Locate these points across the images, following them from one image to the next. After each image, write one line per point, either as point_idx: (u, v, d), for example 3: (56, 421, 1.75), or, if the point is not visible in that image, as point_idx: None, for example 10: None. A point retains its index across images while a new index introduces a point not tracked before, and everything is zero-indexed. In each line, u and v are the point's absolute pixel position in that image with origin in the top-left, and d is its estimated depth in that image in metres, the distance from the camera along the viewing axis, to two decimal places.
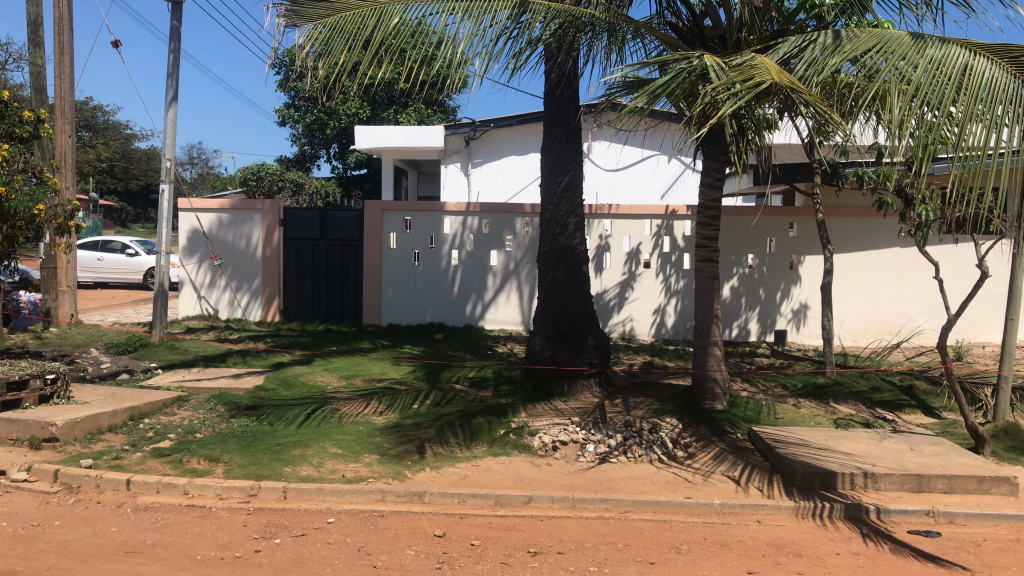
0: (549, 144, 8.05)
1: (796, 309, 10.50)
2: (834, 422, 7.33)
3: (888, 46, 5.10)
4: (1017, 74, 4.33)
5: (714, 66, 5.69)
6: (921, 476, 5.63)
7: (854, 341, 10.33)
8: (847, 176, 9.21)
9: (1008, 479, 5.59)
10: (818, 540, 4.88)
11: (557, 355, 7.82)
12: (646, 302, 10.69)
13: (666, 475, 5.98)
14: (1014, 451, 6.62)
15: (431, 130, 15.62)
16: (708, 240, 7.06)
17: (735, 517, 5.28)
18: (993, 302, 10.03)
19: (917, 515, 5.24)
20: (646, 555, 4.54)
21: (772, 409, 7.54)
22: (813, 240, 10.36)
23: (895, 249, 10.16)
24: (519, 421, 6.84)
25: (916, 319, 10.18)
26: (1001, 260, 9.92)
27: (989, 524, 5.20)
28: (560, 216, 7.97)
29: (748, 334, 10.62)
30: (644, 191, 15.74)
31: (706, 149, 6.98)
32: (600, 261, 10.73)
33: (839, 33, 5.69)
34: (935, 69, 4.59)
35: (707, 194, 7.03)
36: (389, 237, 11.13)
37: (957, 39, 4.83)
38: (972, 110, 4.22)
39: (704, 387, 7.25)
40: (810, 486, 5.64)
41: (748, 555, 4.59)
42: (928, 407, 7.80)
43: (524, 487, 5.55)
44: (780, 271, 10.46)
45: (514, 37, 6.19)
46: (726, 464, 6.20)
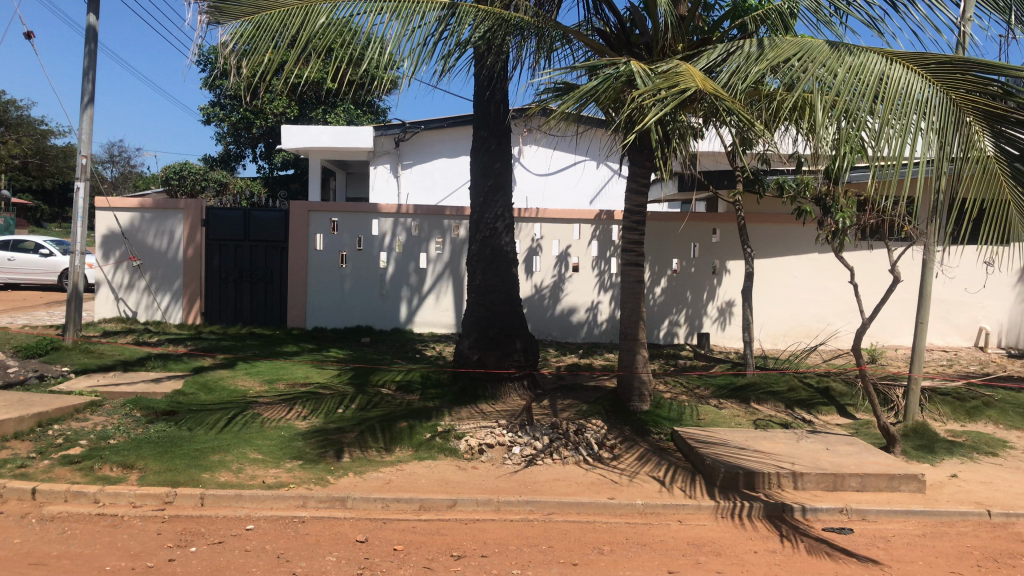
0: (478, 147, 8.05)
1: (721, 309, 10.71)
2: (754, 423, 7.50)
3: (806, 55, 5.27)
4: (930, 80, 4.58)
5: (640, 72, 5.80)
6: (836, 475, 5.80)
7: (774, 343, 10.57)
8: (768, 183, 9.46)
9: (916, 477, 5.82)
10: (736, 539, 4.98)
11: (485, 359, 7.81)
12: (577, 302, 10.78)
13: (591, 477, 6.03)
14: (922, 450, 6.88)
15: (360, 131, 15.44)
16: (633, 244, 7.18)
17: (658, 518, 5.35)
18: (904, 306, 10.42)
19: (831, 512, 5.40)
20: (568, 556, 4.56)
21: (694, 410, 7.69)
22: (735, 246, 10.60)
23: (813, 254, 10.45)
24: (445, 425, 6.81)
25: (833, 322, 10.50)
26: (912, 267, 10.31)
27: (898, 520, 5.39)
28: (488, 218, 7.99)
29: (674, 337, 10.78)
30: (573, 196, 15.91)
31: (632, 155, 7.07)
32: (530, 264, 10.75)
33: (761, 42, 5.86)
34: (854, 78, 4.77)
35: (632, 200, 7.14)
36: (315, 238, 10.97)
37: (872, 48, 5.05)
38: (889, 120, 4.44)
39: (631, 388, 7.35)
40: (730, 485, 5.75)
41: (669, 555, 4.66)
42: (842, 408, 8.06)
43: (449, 491, 5.52)
44: (704, 275, 10.66)
45: (442, 39, 6.17)
46: (650, 465, 6.29)
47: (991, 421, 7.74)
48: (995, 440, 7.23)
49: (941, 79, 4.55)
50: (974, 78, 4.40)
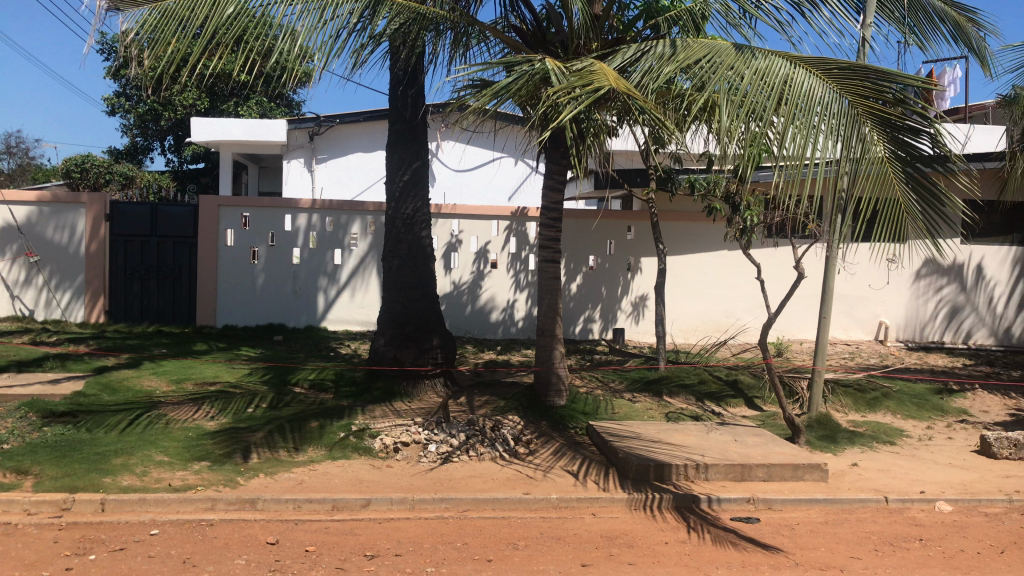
0: (394, 142, 7.97)
1: (634, 304, 10.90)
2: (666, 416, 7.65)
3: (715, 56, 5.38)
4: (831, 85, 4.77)
5: (554, 70, 5.84)
6: (743, 466, 5.96)
7: (686, 338, 10.79)
8: (680, 182, 9.66)
9: (819, 466, 6.04)
10: (648, 531, 5.06)
11: (401, 356, 7.74)
12: (494, 299, 10.79)
13: (506, 472, 6.05)
14: (825, 439, 7.13)
15: (273, 124, 15.11)
16: (550, 241, 7.23)
17: (572, 512, 5.40)
18: (809, 301, 10.79)
19: (739, 502, 5.55)
20: (483, 552, 4.56)
21: (609, 404, 7.79)
22: (649, 242, 10.80)
23: (722, 251, 10.73)
24: (359, 423, 6.73)
25: (741, 318, 10.81)
26: (815, 263, 10.69)
27: (802, 508, 5.58)
28: (405, 213, 7.92)
29: (590, 332, 10.90)
30: (490, 192, 15.92)
31: (548, 152, 7.12)
32: (448, 260, 10.70)
33: (672, 43, 5.97)
34: (760, 79, 4.91)
35: (549, 196, 7.19)
36: (225, 234, 10.69)
37: (777, 52, 5.20)
38: (792, 121, 4.59)
39: (548, 383, 7.40)
40: (643, 477, 5.84)
41: (582, 548, 4.71)
42: (750, 400, 8.30)
43: (363, 490, 5.45)
44: (618, 271, 10.81)
45: (356, 32, 6.08)
46: (565, 459, 6.35)
47: (889, 411, 8.09)
48: (893, 429, 7.55)
49: (841, 84, 4.75)
50: (873, 85, 4.65)
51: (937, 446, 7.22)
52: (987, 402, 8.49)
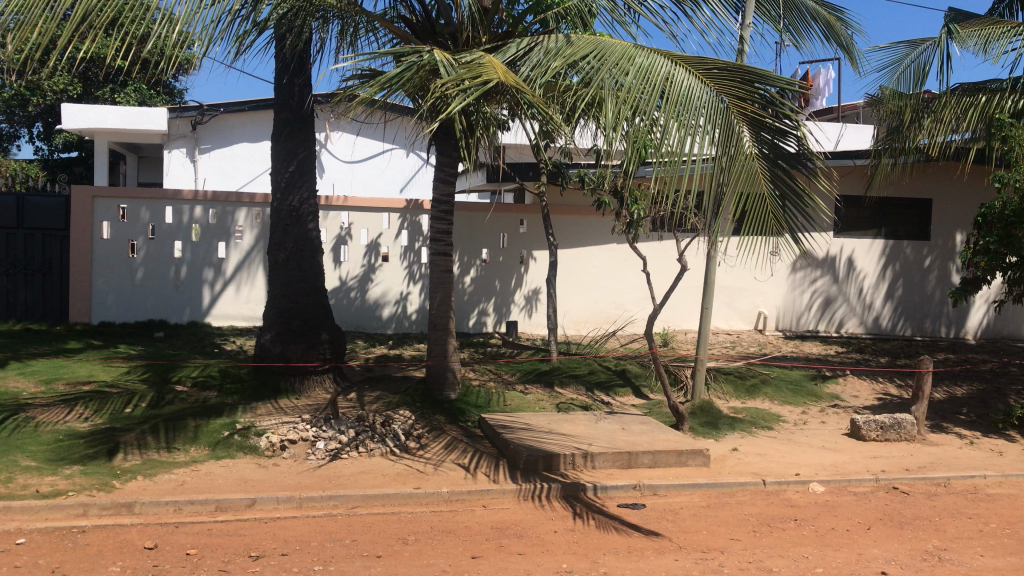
0: (279, 132, 7.77)
1: (527, 297, 10.98)
2: (557, 407, 7.76)
3: (601, 52, 5.45)
4: (709, 85, 4.92)
5: (443, 61, 5.81)
6: (630, 453, 6.11)
7: (577, 330, 10.95)
8: (570, 176, 9.78)
9: (701, 452, 6.26)
10: (538, 520, 5.12)
11: (288, 352, 7.58)
12: (386, 292, 10.68)
13: (397, 467, 6.01)
14: (708, 425, 7.39)
15: (154, 112, 14.49)
16: (441, 234, 7.21)
17: (462, 504, 5.41)
18: (693, 293, 11.14)
19: (625, 489, 5.69)
20: (372, 549, 4.52)
21: (500, 396, 7.84)
22: (540, 236, 10.91)
23: (611, 245, 10.95)
24: (244, 422, 6.53)
25: (629, 309, 11.06)
26: (698, 256, 11.05)
27: (685, 493, 5.76)
28: (291, 204, 7.75)
29: (483, 326, 10.91)
30: (381, 184, 15.73)
31: (439, 144, 7.09)
32: (337, 253, 10.52)
33: (559, 39, 6.01)
34: (643, 76, 5.00)
35: (440, 189, 7.16)
36: (100, 226, 10.18)
37: (660, 50, 5.31)
38: (672, 119, 4.70)
39: (440, 377, 7.38)
40: (533, 468, 5.90)
41: (472, 540, 4.72)
42: (637, 389, 8.52)
43: (248, 490, 5.31)
44: (511, 264, 10.88)
45: (239, 19, 5.89)
46: (457, 452, 6.35)
47: (768, 397, 8.45)
48: (770, 415, 7.89)
49: (718, 84, 4.91)
50: (751, 89, 4.85)
51: (811, 430, 7.58)
52: (857, 387, 8.98)
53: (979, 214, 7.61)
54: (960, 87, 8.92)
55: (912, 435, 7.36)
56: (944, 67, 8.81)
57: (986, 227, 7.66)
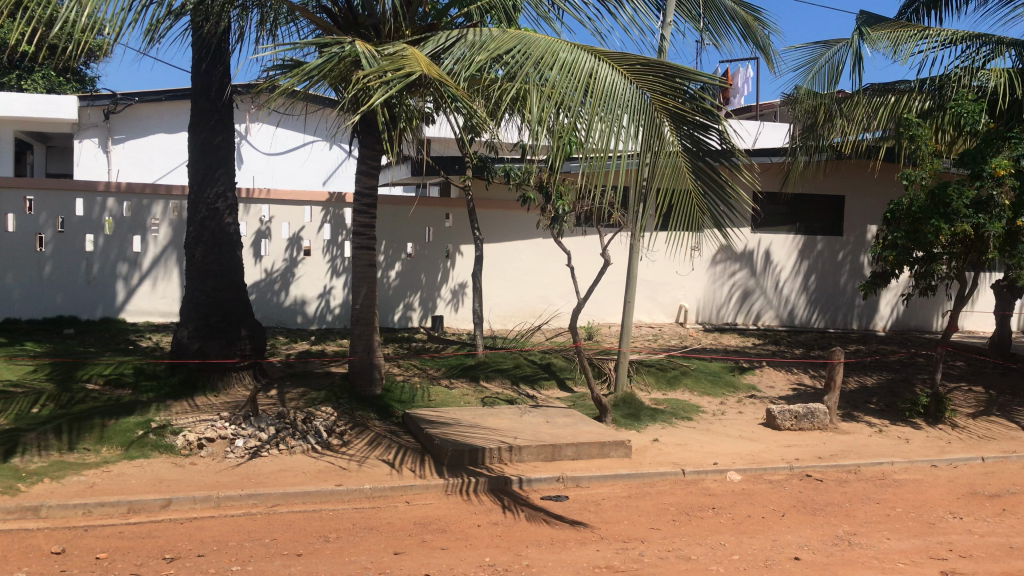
0: (197, 122, 7.54)
1: (453, 292, 10.97)
2: (481, 401, 7.76)
3: (524, 45, 5.42)
4: (632, 81, 4.95)
5: (365, 53, 5.71)
6: (553, 446, 6.16)
7: (503, 324, 10.95)
8: (495, 170, 9.77)
9: (623, 443, 6.35)
10: (462, 514, 5.11)
11: (206, 348, 7.35)
12: (308, 286, 10.51)
13: (319, 465, 5.92)
14: (630, 417, 7.49)
15: (63, 101, 13.98)
16: (364, 228, 7.12)
17: (385, 501, 5.37)
18: (616, 286, 11.28)
19: (549, 481, 5.72)
20: (292, 547, 4.44)
21: (425, 391, 7.79)
22: (466, 230, 10.91)
23: (536, 239, 10.99)
24: (159, 420, 6.33)
25: (554, 303, 11.16)
26: (621, 250, 11.20)
27: (607, 484, 5.83)
28: (209, 196, 7.55)
29: (409, 320, 10.82)
30: (303, 177, 15.49)
31: (361, 137, 7.00)
32: (258, 247, 10.29)
33: (483, 31, 5.96)
34: (567, 70, 4.99)
35: (362, 182, 7.06)
36: (5, 218, 9.72)
37: (583, 45, 5.31)
38: (597, 114, 4.72)
39: (364, 374, 7.30)
40: (458, 462, 5.88)
41: (395, 536, 4.69)
42: (562, 382, 8.60)
43: (163, 490, 5.16)
44: (437, 258, 10.83)
45: (152, 6, 5.70)
46: (380, 448, 6.29)
47: (687, 387, 8.62)
48: (690, 406, 8.05)
49: (641, 80, 4.95)
50: (673, 83, 4.88)
51: (729, 419, 7.76)
52: (773, 377, 9.23)
53: (888, 210, 7.90)
54: (871, 88, 9.24)
55: (824, 424, 7.60)
56: (857, 67, 9.08)
57: (894, 223, 7.96)
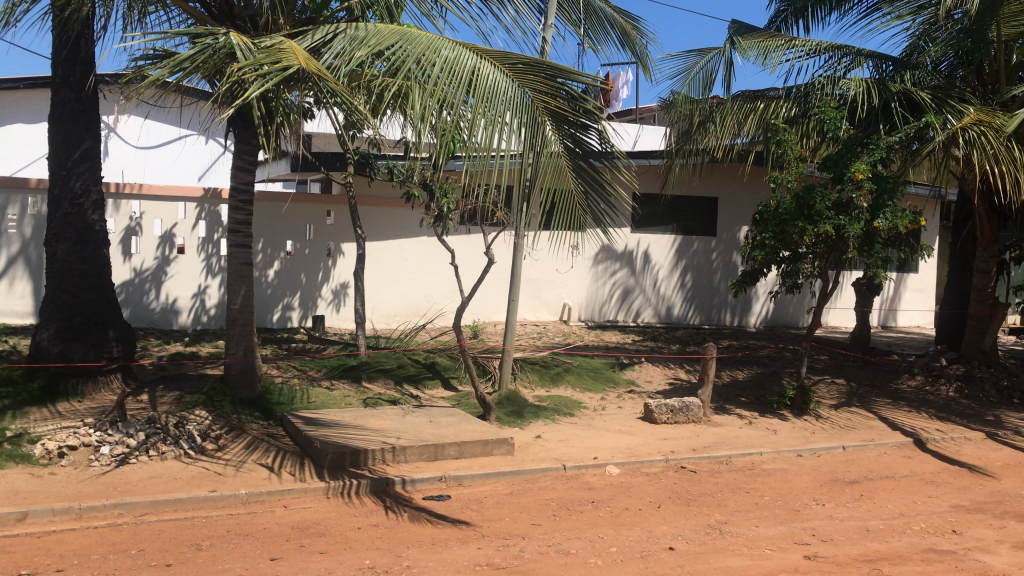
0: (58, 113, 7.11)
1: (335, 292, 10.79)
2: (364, 401, 7.65)
3: (405, 41, 5.35)
4: (513, 79, 4.98)
5: (240, 45, 5.53)
6: (436, 446, 6.14)
7: (387, 324, 10.83)
8: (378, 167, 9.65)
9: (506, 441, 6.39)
10: (342, 517, 5.03)
11: (69, 352, 6.94)
12: (182, 286, 10.10)
13: (192, 471, 5.69)
14: (513, 415, 7.54)
15: None
16: (241, 225, 6.90)
17: (261, 506, 5.21)
18: (499, 285, 11.36)
19: (431, 481, 5.70)
20: (161, 557, 4.26)
21: (305, 393, 7.62)
22: (347, 228, 10.76)
23: (419, 237, 10.93)
24: (16, 429, 5.94)
25: (439, 302, 11.14)
26: (504, 249, 11.28)
27: (489, 482, 5.85)
28: (72, 191, 7.14)
29: (288, 321, 10.55)
30: (176, 172, 14.96)
31: (237, 131, 6.78)
32: (127, 244, 9.80)
33: (363, 26, 5.85)
34: (448, 68, 4.96)
35: (238, 177, 6.84)
36: None
37: (465, 43, 5.28)
38: (480, 112, 4.72)
39: (241, 376, 7.07)
40: (339, 465, 5.77)
41: (271, 542, 4.56)
42: (446, 381, 8.58)
43: (19, 502, 4.85)
44: (318, 257, 10.62)
45: None
46: (258, 452, 6.11)
47: (569, 384, 8.75)
48: (572, 402, 8.18)
49: (523, 79, 4.99)
50: (553, 84, 4.94)
51: (609, 415, 7.93)
52: (651, 373, 9.50)
53: (757, 212, 8.24)
54: (741, 95, 9.64)
55: (699, 417, 7.86)
56: (728, 75, 9.44)
57: (763, 224, 8.30)
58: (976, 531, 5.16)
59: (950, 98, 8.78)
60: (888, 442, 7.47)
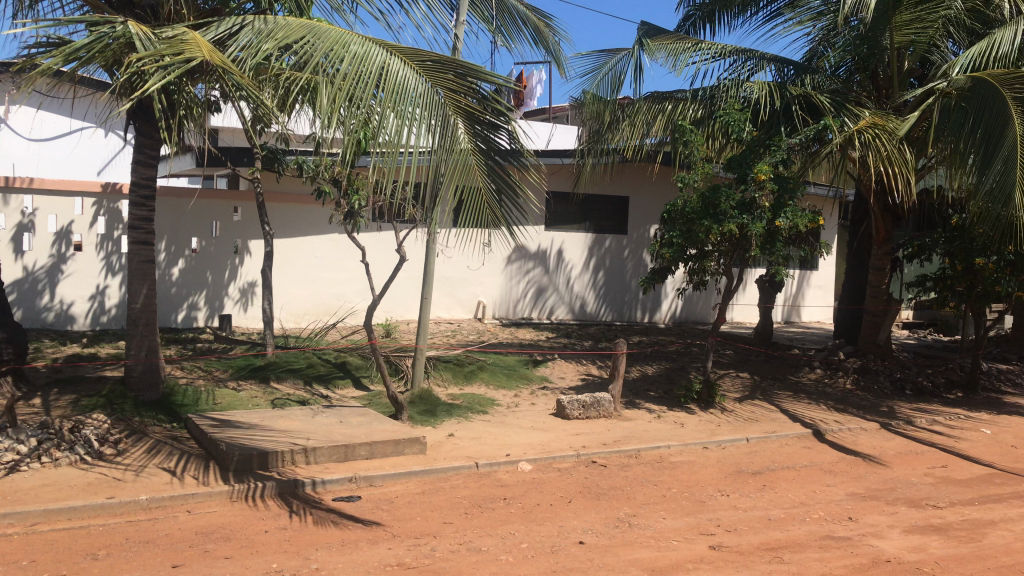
0: None
1: (243, 290, 10.53)
2: (272, 402, 7.49)
3: (312, 34, 5.24)
4: (423, 77, 4.96)
5: (139, 35, 5.32)
6: (346, 446, 6.05)
7: (296, 323, 10.63)
8: (287, 162, 9.45)
9: (417, 439, 6.35)
10: (248, 521, 4.91)
11: None
12: (79, 285, 9.72)
13: (88, 477, 5.46)
14: (426, 413, 7.50)
15: None
16: (142, 221, 6.66)
17: (163, 511, 5.05)
18: (411, 283, 11.30)
19: (341, 482, 5.62)
20: (54, 569, 4.07)
21: (210, 394, 7.41)
22: (255, 224, 10.52)
23: (329, 234, 10.76)
24: None
25: (350, 300, 11.00)
26: (416, 246, 11.22)
27: (400, 482, 5.81)
28: None
29: (193, 321, 10.23)
30: (72, 167, 14.41)
31: (137, 123, 6.55)
32: (18, 242, 9.28)
33: (269, 19, 5.69)
34: (357, 64, 4.88)
35: (138, 172, 6.60)
36: None
37: (373, 39, 5.20)
38: (390, 108, 4.69)
39: (143, 377, 6.82)
40: (245, 468, 5.63)
41: (173, 548, 4.42)
42: (357, 381, 8.48)
43: None
44: (224, 254, 10.34)
45: None
46: (160, 456, 5.91)
47: (483, 382, 8.76)
48: (485, 400, 8.18)
49: (433, 76, 4.97)
50: (464, 82, 4.94)
51: (522, 412, 7.97)
52: (564, 369, 9.59)
53: (665, 211, 8.39)
54: (650, 95, 9.84)
55: (610, 412, 7.98)
56: (637, 76, 9.61)
57: (670, 222, 8.47)
58: (870, 517, 5.39)
59: (847, 102, 9.13)
60: (789, 433, 7.74)
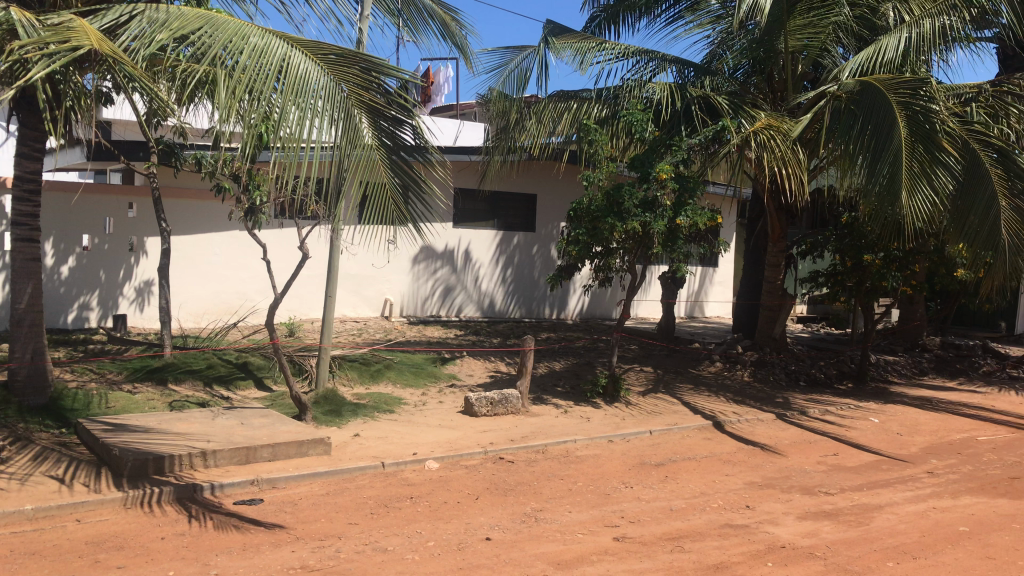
0: None
1: (138, 289, 10.14)
2: (169, 405, 7.24)
3: (208, 25, 5.04)
4: (325, 71, 4.84)
5: (21, 22, 5.02)
6: (248, 448, 5.91)
7: (196, 322, 10.33)
8: (184, 157, 9.14)
9: (322, 440, 6.25)
10: (143, 528, 4.74)
11: None
12: None
13: None
14: (331, 413, 7.38)
15: None
16: (27, 217, 6.34)
17: (50, 521, 4.81)
18: (314, 281, 11.11)
19: (242, 485, 5.48)
20: None
21: (102, 398, 7.12)
22: (151, 221, 10.12)
23: (229, 231, 10.48)
24: None
25: (252, 298, 10.74)
26: (320, 243, 11.03)
27: (304, 483, 5.70)
28: None
29: (85, 321, 9.79)
30: None
31: (21, 114, 6.22)
32: None
33: (162, 7, 5.45)
34: (257, 56, 4.72)
35: (22, 165, 6.27)
36: None
37: (273, 31, 5.05)
38: (291, 102, 4.56)
39: (30, 381, 6.47)
40: (139, 473, 5.42)
41: (62, 559, 4.22)
42: (259, 381, 8.29)
43: None
44: (118, 252, 9.94)
45: None
46: (48, 463, 5.63)
47: (389, 380, 8.68)
48: (392, 398, 8.11)
49: (336, 70, 4.86)
50: (369, 77, 4.86)
51: (429, 410, 7.93)
52: (471, 366, 9.60)
53: (571, 208, 8.48)
54: (556, 94, 9.94)
55: (517, 408, 8.03)
56: (543, 74, 9.68)
57: (576, 220, 8.56)
58: (766, 505, 5.58)
59: (744, 104, 9.43)
60: (690, 425, 7.94)
